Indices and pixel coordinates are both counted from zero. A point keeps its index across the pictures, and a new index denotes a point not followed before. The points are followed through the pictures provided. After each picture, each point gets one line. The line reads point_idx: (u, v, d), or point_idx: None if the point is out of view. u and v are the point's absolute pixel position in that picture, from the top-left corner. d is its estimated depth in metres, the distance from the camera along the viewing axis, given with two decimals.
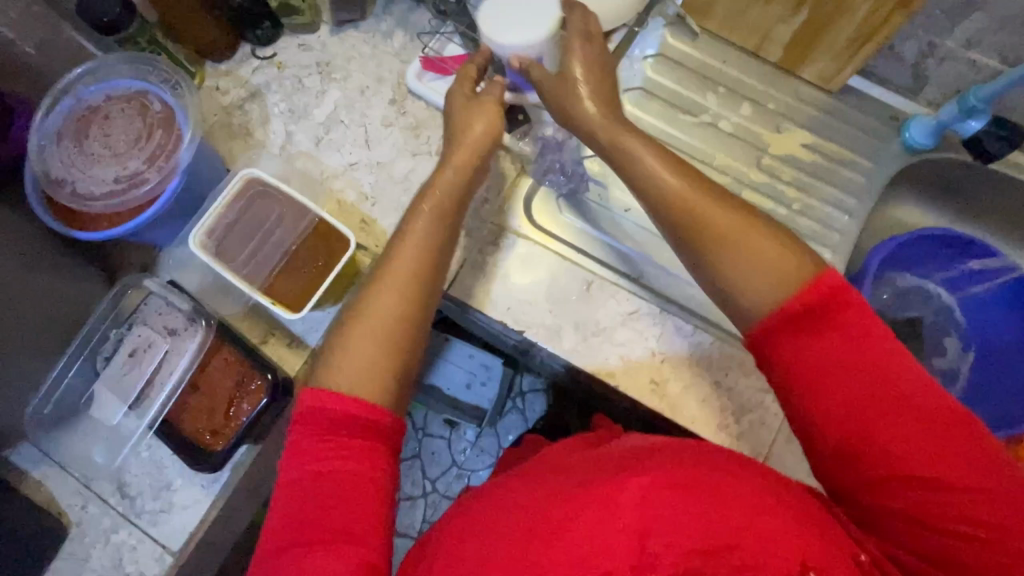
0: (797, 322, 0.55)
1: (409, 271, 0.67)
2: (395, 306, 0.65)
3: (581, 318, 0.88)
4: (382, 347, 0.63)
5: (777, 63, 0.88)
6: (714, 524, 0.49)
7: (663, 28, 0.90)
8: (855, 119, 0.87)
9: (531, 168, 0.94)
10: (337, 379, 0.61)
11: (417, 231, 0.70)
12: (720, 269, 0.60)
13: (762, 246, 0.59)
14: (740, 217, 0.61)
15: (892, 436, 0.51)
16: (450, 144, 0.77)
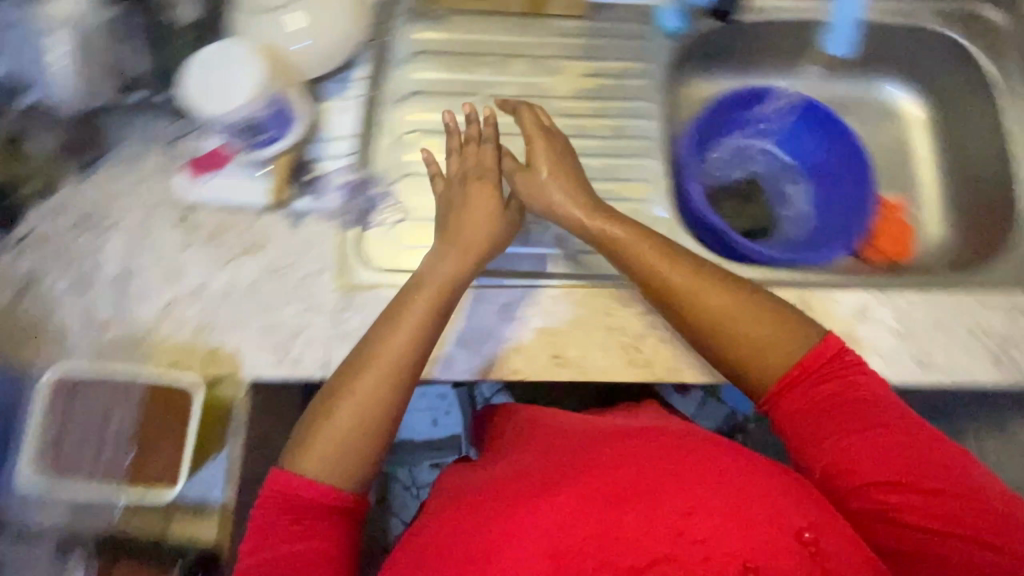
0: (802, 378, 0.57)
1: (401, 361, 0.60)
2: (382, 393, 0.59)
3: (464, 333, 0.68)
4: (358, 434, 0.58)
5: (524, 11, 0.80)
6: (701, 516, 0.44)
7: (410, 24, 0.79)
8: (617, 29, 0.81)
9: (346, 219, 0.71)
10: (315, 462, 0.56)
11: (409, 317, 0.62)
12: (761, 361, 0.59)
13: (776, 333, 0.59)
14: (735, 304, 0.61)
15: (869, 457, 0.52)
16: (452, 220, 0.69)
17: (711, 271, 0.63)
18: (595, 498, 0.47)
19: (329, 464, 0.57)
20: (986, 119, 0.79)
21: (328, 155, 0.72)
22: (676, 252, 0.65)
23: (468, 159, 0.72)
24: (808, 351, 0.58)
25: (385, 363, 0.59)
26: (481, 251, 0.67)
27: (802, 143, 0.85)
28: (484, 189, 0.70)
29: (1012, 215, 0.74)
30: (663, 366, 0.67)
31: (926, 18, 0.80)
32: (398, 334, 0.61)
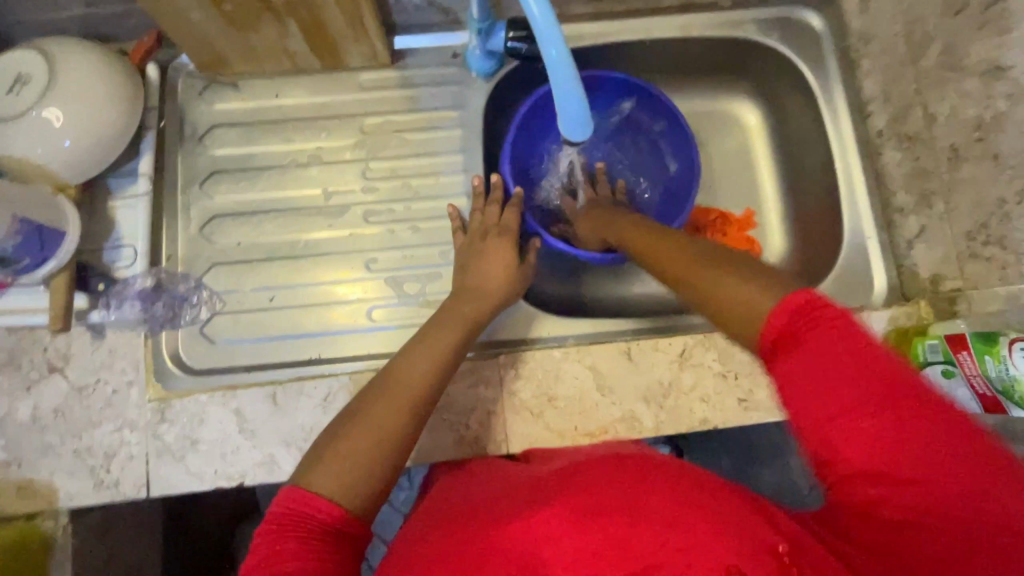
0: (785, 351, 0.39)
1: (430, 382, 0.52)
2: (405, 419, 0.49)
3: (284, 431, 0.65)
4: (368, 456, 0.46)
5: (324, 68, 0.75)
6: (691, 523, 0.38)
7: (201, 97, 0.74)
8: (427, 76, 0.76)
9: (147, 326, 0.67)
10: (331, 478, 0.44)
11: (428, 352, 0.54)
12: (739, 313, 0.42)
13: (755, 285, 0.42)
14: (708, 266, 0.47)
15: (858, 447, 0.35)
16: (475, 267, 0.65)
17: (698, 244, 0.51)
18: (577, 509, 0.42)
19: (348, 480, 0.44)
20: (813, 127, 0.77)
21: (121, 262, 0.68)
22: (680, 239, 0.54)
23: (486, 218, 0.70)
24: (782, 302, 0.40)
25: (400, 393, 0.50)
26: (499, 303, 0.64)
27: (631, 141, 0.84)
28: (504, 247, 0.67)
29: (837, 229, 0.74)
30: (492, 441, 0.65)
31: (744, 27, 0.77)
32: (415, 365, 0.53)
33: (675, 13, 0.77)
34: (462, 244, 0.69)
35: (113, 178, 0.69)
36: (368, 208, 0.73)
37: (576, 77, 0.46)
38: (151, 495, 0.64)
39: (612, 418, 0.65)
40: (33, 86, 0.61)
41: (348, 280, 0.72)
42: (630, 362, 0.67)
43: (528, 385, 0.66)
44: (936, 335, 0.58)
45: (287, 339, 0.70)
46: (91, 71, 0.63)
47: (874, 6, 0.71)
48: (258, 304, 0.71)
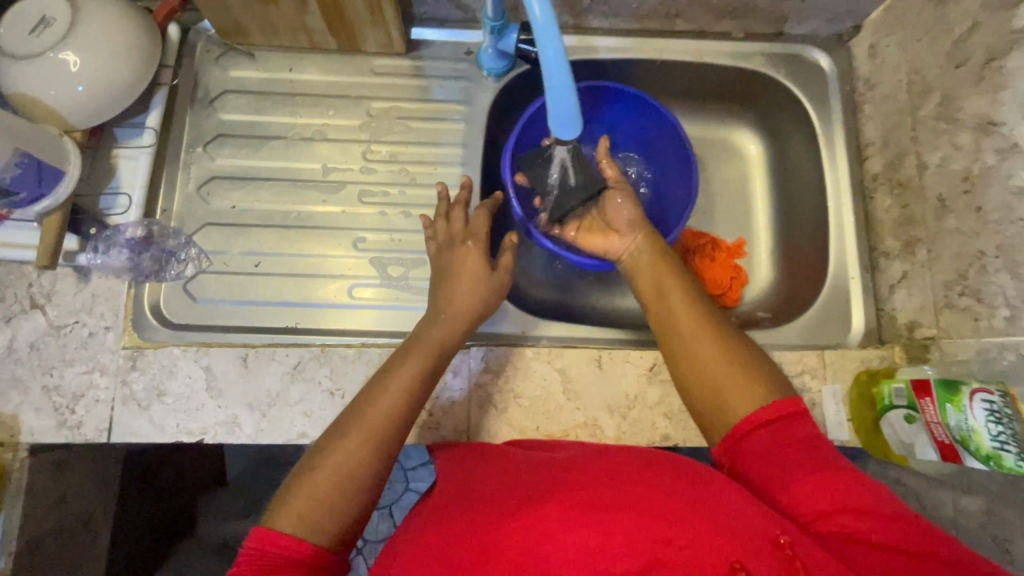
0: (763, 426, 0.51)
1: (390, 421, 0.55)
2: (368, 457, 0.52)
3: (250, 394, 0.66)
4: (336, 490, 0.50)
5: (340, 50, 0.77)
6: (676, 517, 0.42)
7: (216, 62, 0.76)
8: (439, 68, 0.77)
9: (131, 276, 0.68)
10: (294, 518, 0.49)
11: (398, 376, 0.57)
12: (726, 401, 0.53)
13: (745, 384, 0.53)
14: (718, 340, 0.56)
15: (821, 488, 0.45)
16: (442, 287, 0.65)
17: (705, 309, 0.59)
18: (574, 507, 0.44)
19: (310, 519, 0.49)
20: (810, 164, 0.78)
21: (116, 209, 0.70)
22: (683, 287, 0.62)
23: (451, 225, 0.70)
24: (762, 407, 0.52)
25: (372, 423, 0.54)
26: (474, 317, 0.64)
27: (652, 152, 0.83)
28: (473, 254, 0.67)
29: (821, 266, 0.74)
30: (453, 430, 0.65)
31: (753, 59, 0.79)
32: (387, 393, 0.56)
33: (688, 37, 0.79)
34: (433, 247, 0.70)
35: (121, 128, 0.71)
36: (363, 189, 0.75)
37: (563, 45, 0.45)
38: (112, 441, 0.65)
39: (574, 422, 0.66)
40: (53, 29, 0.63)
41: (334, 255, 0.73)
42: (599, 370, 0.67)
43: (495, 379, 0.67)
44: (903, 380, 0.58)
45: (265, 306, 0.71)
46: (113, 23, 0.65)
47: (882, 53, 0.72)
48: (243, 268, 0.72)
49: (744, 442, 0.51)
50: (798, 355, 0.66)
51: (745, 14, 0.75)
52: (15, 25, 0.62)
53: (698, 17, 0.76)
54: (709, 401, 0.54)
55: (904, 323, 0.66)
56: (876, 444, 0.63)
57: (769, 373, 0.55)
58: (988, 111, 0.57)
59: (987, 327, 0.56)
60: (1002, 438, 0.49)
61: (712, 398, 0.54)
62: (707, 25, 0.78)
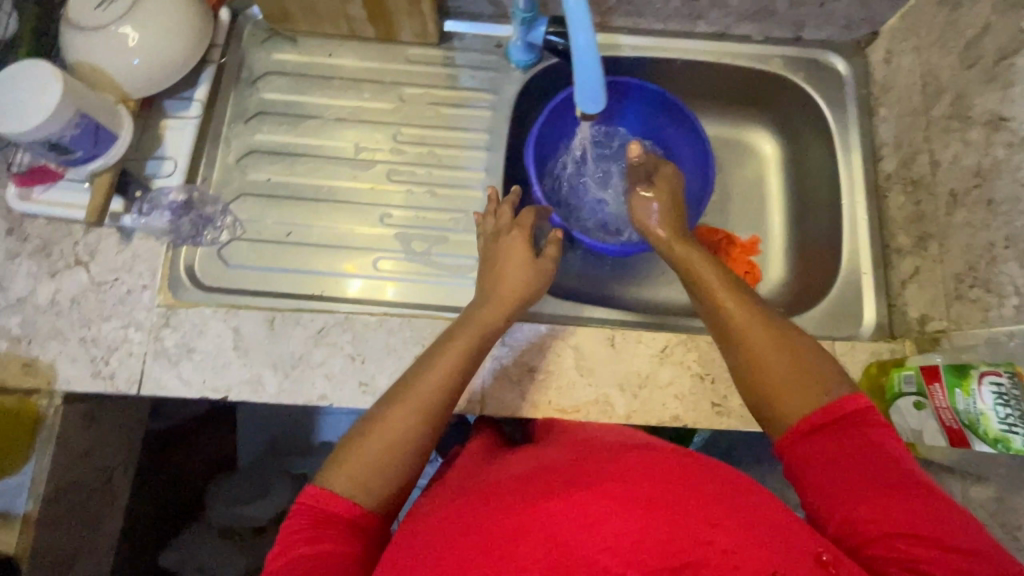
0: (820, 426, 0.48)
1: (436, 397, 0.56)
2: (415, 429, 0.54)
3: (274, 354, 0.69)
4: (384, 458, 0.52)
5: (378, 38, 0.81)
6: (717, 523, 0.40)
7: (261, 46, 0.81)
8: (468, 60, 0.82)
9: (170, 238, 0.72)
10: (345, 479, 0.51)
11: (446, 352, 0.59)
12: (786, 400, 0.50)
13: (808, 381, 0.51)
14: (773, 339, 0.54)
15: (885, 509, 0.42)
16: (490, 274, 0.68)
17: (760, 309, 0.57)
18: (612, 495, 0.42)
19: (360, 484, 0.51)
20: (826, 164, 0.80)
21: (161, 174, 0.74)
22: (729, 279, 0.61)
23: (499, 219, 0.73)
24: (828, 404, 0.49)
25: (420, 397, 0.55)
26: (514, 298, 0.66)
27: (683, 151, 0.84)
28: (517, 246, 0.70)
29: (835, 263, 0.76)
30: (465, 399, 0.67)
31: (770, 61, 0.82)
32: (436, 371, 0.57)
33: (709, 39, 0.82)
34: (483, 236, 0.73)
35: (170, 100, 0.76)
36: (392, 169, 0.78)
37: (594, 34, 0.48)
38: (142, 394, 0.68)
39: (585, 398, 0.67)
40: (117, 5, 0.68)
41: (361, 229, 0.76)
42: (611, 349, 0.68)
43: (511, 352, 0.68)
44: (912, 367, 0.60)
45: (296, 274, 0.74)
46: (170, 2, 0.70)
47: (897, 58, 0.75)
48: (275, 239, 0.76)
49: (801, 442, 0.48)
50: None
51: (765, 18, 0.78)
52: (86, 2, 0.68)
53: (720, 19, 0.79)
54: (768, 401, 0.52)
55: (915, 317, 0.67)
56: None
57: (831, 373, 0.51)
58: (998, 108, 0.59)
59: (997, 316, 0.58)
60: (1010, 420, 0.50)
61: (771, 398, 0.51)
62: (728, 27, 0.81)
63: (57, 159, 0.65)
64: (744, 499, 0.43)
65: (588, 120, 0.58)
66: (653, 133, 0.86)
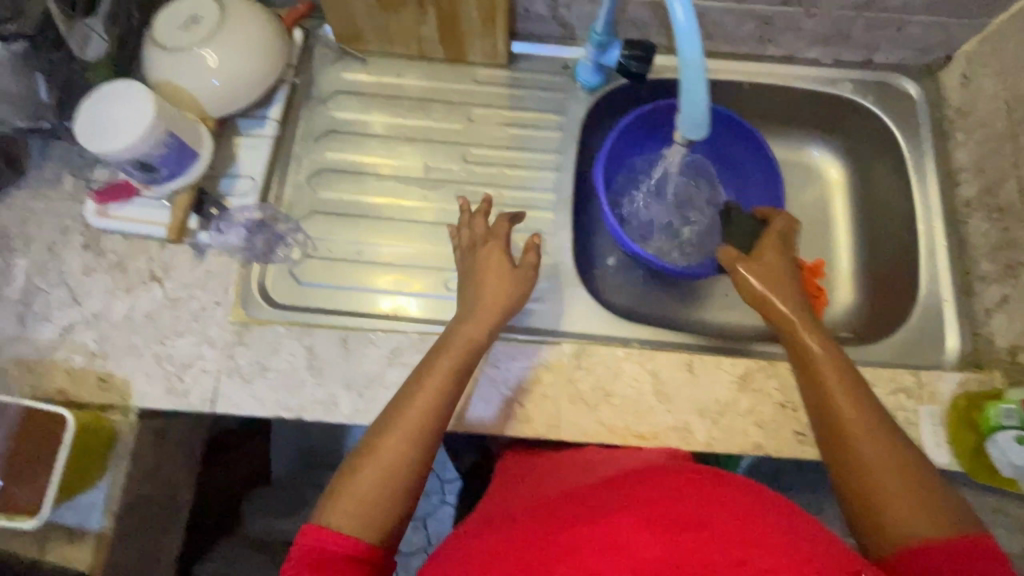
0: (928, 544, 0.46)
1: (426, 418, 0.56)
2: (408, 456, 0.54)
3: (348, 373, 0.68)
4: (381, 490, 0.52)
5: (447, 58, 0.82)
6: (736, 544, 0.39)
7: (332, 65, 0.82)
8: (536, 80, 0.82)
9: (243, 256, 0.72)
10: (343, 515, 0.51)
11: (430, 371, 0.59)
12: (906, 525, 0.48)
13: (930, 510, 0.48)
14: (894, 455, 0.51)
15: None
16: (469, 288, 0.66)
17: (881, 416, 0.54)
18: (636, 518, 0.42)
19: (358, 519, 0.51)
20: (899, 187, 0.79)
21: (234, 193, 0.74)
22: (850, 377, 0.57)
23: (475, 230, 0.70)
24: (955, 537, 0.46)
25: (411, 423, 0.55)
26: (501, 310, 0.64)
27: (745, 171, 0.84)
28: (497, 256, 0.67)
29: (913, 289, 0.74)
30: (542, 423, 0.66)
31: (840, 84, 0.81)
32: (423, 394, 0.57)
33: (777, 61, 0.82)
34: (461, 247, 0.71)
35: (243, 119, 0.76)
36: (462, 189, 0.78)
37: (702, 45, 0.48)
38: (216, 412, 0.68)
39: (665, 425, 0.66)
40: (202, 27, 0.69)
41: (432, 248, 0.76)
42: (690, 375, 0.67)
43: (588, 376, 0.67)
44: (1012, 402, 0.60)
45: (368, 293, 0.74)
46: (252, 24, 0.71)
47: (976, 82, 0.74)
48: (345, 257, 0.76)
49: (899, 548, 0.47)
50: (893, 372, 0.66)
51: (838, 42, 0.78)
52: (172, 23, 0.70)
53: (790, 42, 0.79)
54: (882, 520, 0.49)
55: (1004, 347, 0.66)
56: (981, 468, 0.63)
57: (951, 501, 0.49)
58: None
59: None
60: None
61: (886, 518, 0.48)
62: (798, 51, 0.80)
63: (132, 172, 0.65)
64: (767, 516, 0.42)
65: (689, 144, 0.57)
66: (715, 152, 0.84)
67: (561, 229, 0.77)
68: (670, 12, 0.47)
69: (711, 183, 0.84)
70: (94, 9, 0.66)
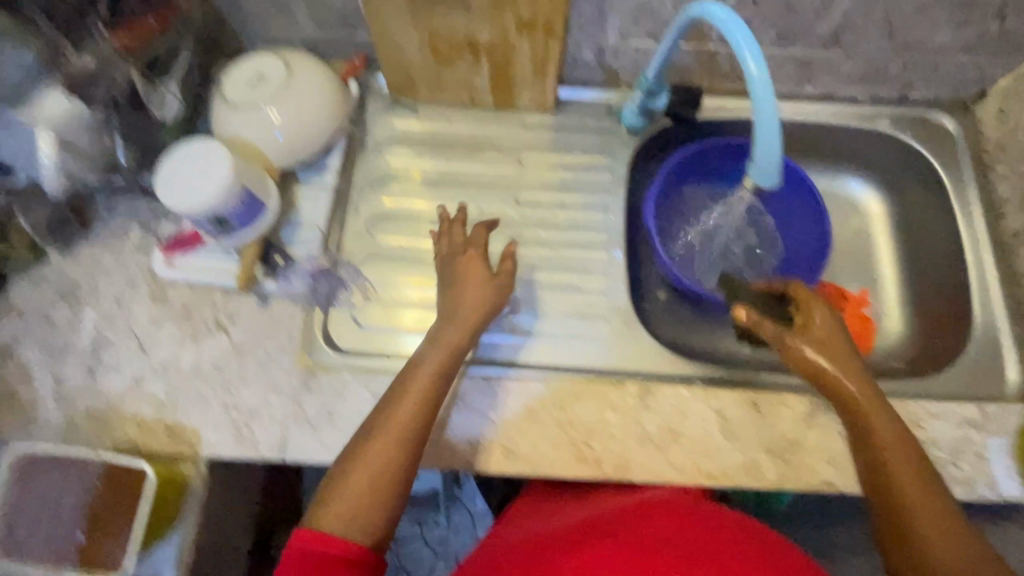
0: None
1: (411, 421, 0.60)
2: (393, 458, 0.58)
3: None
4: (370, 492, 0.56)
5: (496, 105, 0.85)
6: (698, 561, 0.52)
7: (384, 114, 0.85)
8: (582, 124, 0.84)
9: (308, 302, 0.74)
10: (336, 518, 0.55)
11: (411, 375, 0.62)
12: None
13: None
14: (945, 522, 0.53)
15: None
16: (449, 292, 0.68)
17: (934, 483, 0.56)
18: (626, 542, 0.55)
19: (351, 523, 0.55)
20: (943, 220, 0.81)
21: (297, 241, 0.76)
22: (909, 450, 0.57)
23: (454, 238, 0.72)
24: None
25: (397, 424, 0.59)
26: (479, 313, 0.67)
27: (799, 213, 0.84)
28: (476, 262, 0.69)
29: (967, 320, 0.75)
30: (610, 463, 0.67)
31: (879, 121, 0.83)
32: (406, 398, 0.61)
33: (817, 100, 0.84)
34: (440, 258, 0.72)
35: (303, 169, 0.80)
36: (517, 231, 0.80)
37: (774, 90, 0.51)
38: (286, 461, 0.68)
39: (734, 463, 0.66)
40: (270, 85, 0.72)
41: None
42: (755, 413, 0.68)
43: (654, 416, 0.68)
44: None
45: None
46: (317, 80, 0.74)
47: (1015, 117, 0.76)
48: (406, 302, 0.77)
49: None
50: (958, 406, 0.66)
51: (876, 81, 0.80)
52: (240, 80, 0.72)
53: (829, 82, 0.81)
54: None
55: None
56: None
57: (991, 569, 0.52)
58: None
59: None
60: None
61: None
62: (836, 89, 0.82)
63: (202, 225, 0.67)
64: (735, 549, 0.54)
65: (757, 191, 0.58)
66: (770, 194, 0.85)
67: (616, 268, 0.79)
68: (742, 66, 0.52)
69: (763, 223, 0.84)
70: (168, 72, 0.70)
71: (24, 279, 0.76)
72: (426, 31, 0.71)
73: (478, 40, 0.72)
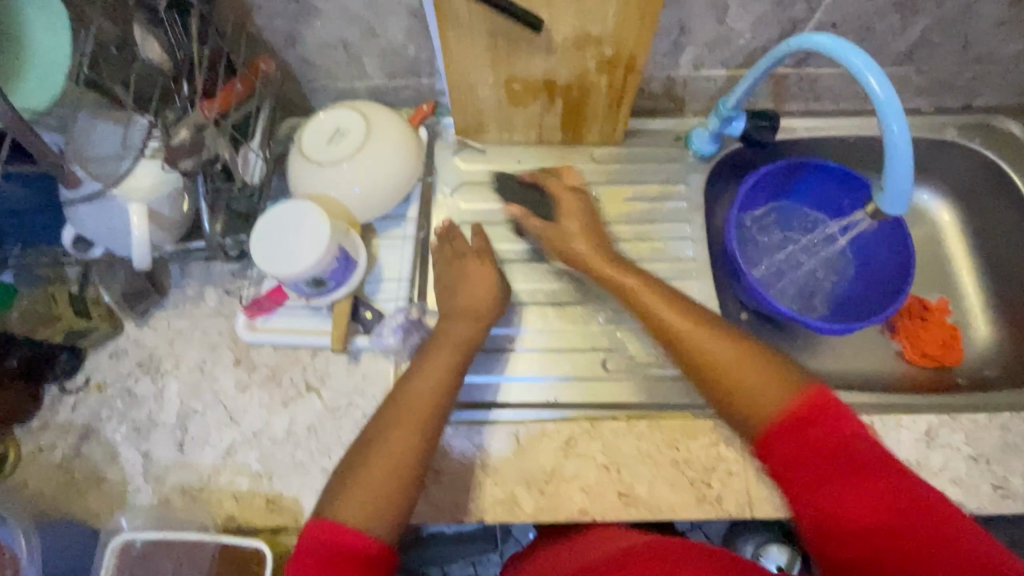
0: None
1: (434, 407, 0.60)
2: (414, 442, 0.58)
3: (527, 470, 0.67)
4: (389, 479, 0.56)
5: (563, 141, 0.84)
6: None
7: (452, 157, 0.84)
8: (651, 154, 0.84)
9: (401, 356, 0.72)
10: (355, 508, 0.54)
11: (428, 363, 0.64)
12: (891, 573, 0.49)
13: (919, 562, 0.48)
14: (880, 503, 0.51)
15: None
16: (456, 282, 0.71)
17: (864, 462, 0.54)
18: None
19: (368, 510, 0.54)
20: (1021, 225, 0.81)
21: (383, 295, 0.75)
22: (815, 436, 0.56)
23: (459, 244, 0.74)
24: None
25: (417, 410, 0.60)
26: (486, 307, 0.70)
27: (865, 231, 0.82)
28: (480, 264, 0.72)
29: None
30: (733, 501, 0.65)
31: (946, 131, 0.84)
32: (423, 382, 0.62)
33: None
34: (439, 259, 0.75)
35: (381, 221, 0.78)
36: None
37: (907, 118, 0.51)
38: None
39: None
40: (348, 140, 0.71)
41: (582, 329, 0.77)
42: None
43: None
44: None
45: (528, 382, 0.73)
46: (392, 131, 0.72)
47: None
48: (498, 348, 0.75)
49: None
50: None
51: (941, 93, 0.81)
52: (317, 137, 0.72)
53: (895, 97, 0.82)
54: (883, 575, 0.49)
55: None
56: None
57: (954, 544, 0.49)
58: None
59: None
60: None
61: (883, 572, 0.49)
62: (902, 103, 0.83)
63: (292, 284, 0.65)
64: None
65: (874, 216, 0.59)
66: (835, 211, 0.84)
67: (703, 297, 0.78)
68: (865, 87, 0.52)
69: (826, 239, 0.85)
70: (243, 140, 0.71)
71: (101, 352, 0.74)
72: (503, 76, 0.71)
73: (556, 80, 0.72)
